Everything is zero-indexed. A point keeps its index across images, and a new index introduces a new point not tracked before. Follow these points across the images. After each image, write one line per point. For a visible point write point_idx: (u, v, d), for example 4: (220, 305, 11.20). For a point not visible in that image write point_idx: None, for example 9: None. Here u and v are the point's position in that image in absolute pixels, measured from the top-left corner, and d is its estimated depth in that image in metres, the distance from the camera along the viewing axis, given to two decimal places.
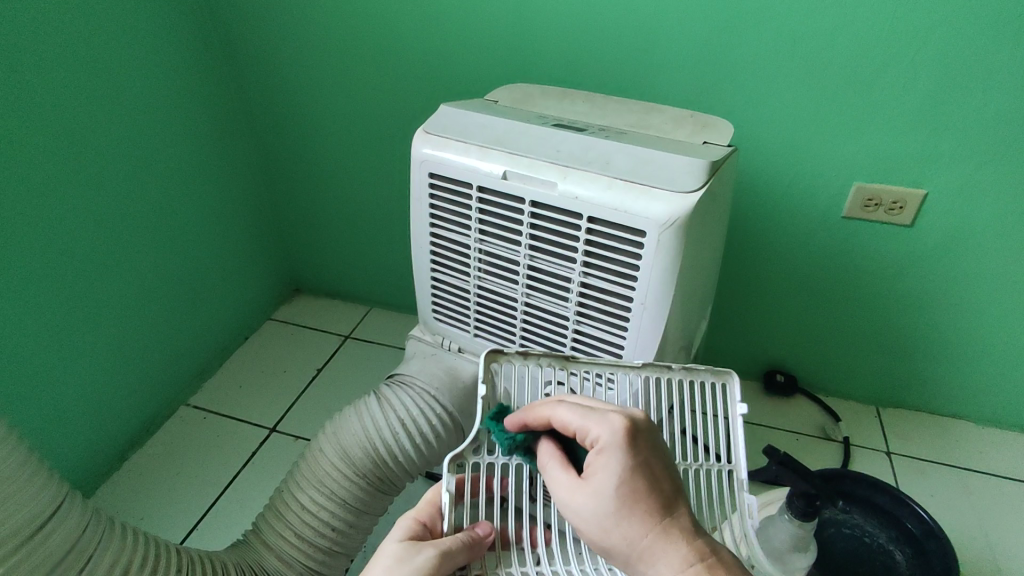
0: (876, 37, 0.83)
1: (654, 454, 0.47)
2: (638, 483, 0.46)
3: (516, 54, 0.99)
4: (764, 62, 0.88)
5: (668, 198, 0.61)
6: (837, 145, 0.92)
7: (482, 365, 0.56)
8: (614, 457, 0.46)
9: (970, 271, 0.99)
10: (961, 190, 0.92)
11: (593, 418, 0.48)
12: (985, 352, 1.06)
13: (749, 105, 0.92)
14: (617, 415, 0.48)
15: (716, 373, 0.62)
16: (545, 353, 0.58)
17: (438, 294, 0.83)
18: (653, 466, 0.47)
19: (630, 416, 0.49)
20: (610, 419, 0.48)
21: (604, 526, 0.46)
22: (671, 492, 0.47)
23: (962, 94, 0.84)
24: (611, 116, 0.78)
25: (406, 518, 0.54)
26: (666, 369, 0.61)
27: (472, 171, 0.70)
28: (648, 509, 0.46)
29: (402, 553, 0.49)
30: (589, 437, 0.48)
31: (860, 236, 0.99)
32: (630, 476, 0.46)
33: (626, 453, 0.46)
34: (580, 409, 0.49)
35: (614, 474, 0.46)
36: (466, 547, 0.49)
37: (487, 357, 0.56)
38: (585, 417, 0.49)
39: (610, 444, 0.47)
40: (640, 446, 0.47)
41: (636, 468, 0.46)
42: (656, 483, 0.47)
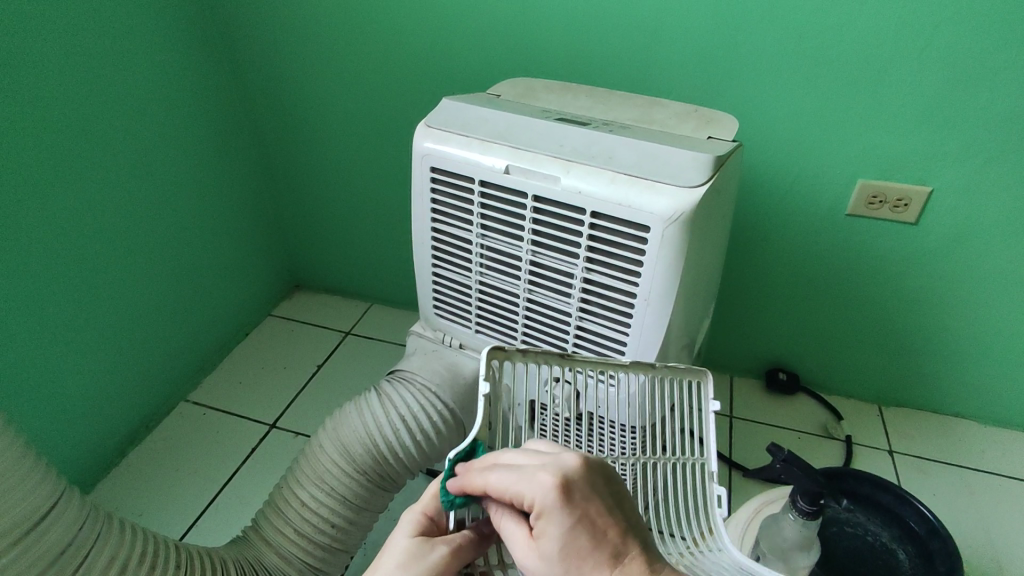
0: (882, 32, 0.82)
1: (596, 504, 0.44)
2: (582, 541, 0.43)
3: (518, 48, 0.98)
4: (768, 57, 0.87)
5: (672, 194, 0.60)
6: (842, 142, 0.91)
7: (484, 363, 0.53)
8: (551, 519, 0.43)
9: (975, 270, 0.98)
10: (967, 186, 0.91)
11: (522, 482, 0.44)
12: (990, 351, 1.05)
13: (753, 101, 0.91)
14: (546, 475, 0.44)
15: (693, 372, 0.64)
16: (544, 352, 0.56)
17: (440, 289, 0.82)
18: (595, 520, 0.43)
19: (561, 469, 0.44)
20: (541, 478, 0.44)
21: None
22: (623, 538, 0.44)
23: (969, 90, 0.83)
24: (615, 111, 0.77)
25: (412, 511, 0.52)
26: (649, 369, 0.61)
27: (474, 165, 0.70)
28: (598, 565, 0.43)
29: (413, 552, 0.48)
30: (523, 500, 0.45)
31: (864, 234, 0.99)
32: (572, 535, 0.43)
33: (562, 513, 0.43)
34: (506, 476, 0.45)
35: (556, 538, 0.43)
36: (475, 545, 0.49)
37: (488, 354, 0.54)
38: (515, 481, 0.45)
39: (546, 505, 0.43)
40: (578, 501, 0.43)
41: (576, 526, 0.43)
42: (602, 535, 0.43)
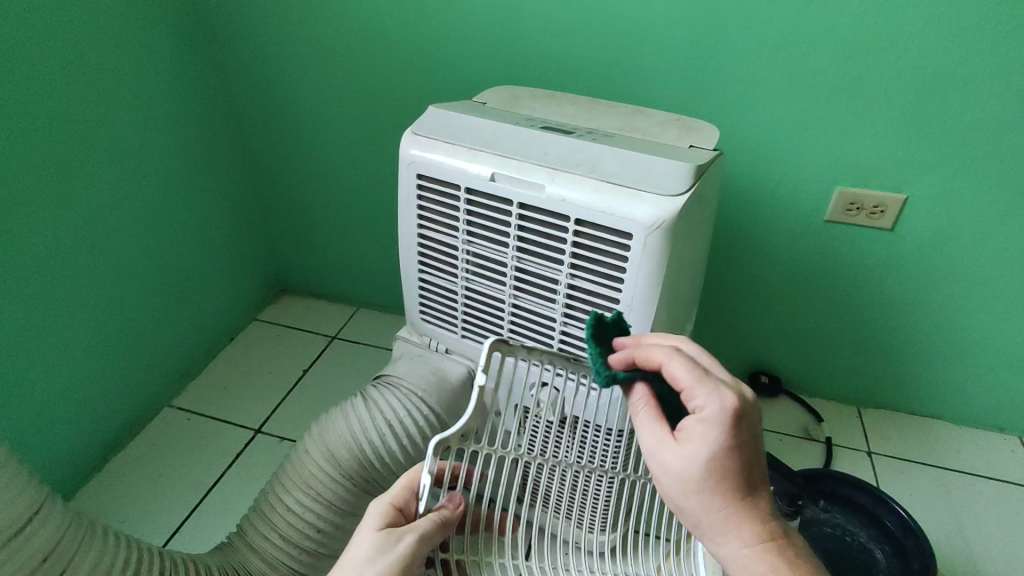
0: (856, 44, 0.84)
1: (754, 438, 0.48)
2: (730, 463, 0.47)
3: (504, 55, 0.99)
4: (746, 68, 0.89)
5: (654, 201, 0.62)
6: (819, 150, 0.94)
7: (484, 354, 0.55)
8: (715, 433, 0.47)
9: (948, 274, 1.01)
10: (940, 194, 0.93)
11: (701, 388, 0.48)
12: (966, 353, 1.08)
13: (734, 110, 0.93)
14: (729, 393, 0.47)
15: None
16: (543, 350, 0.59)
17: (426, 295, 0.83)
18: (750, 445, 0.48)
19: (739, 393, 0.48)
20: (722, 395, 0.47)
21: (685, 488, 0.48)
22: (761, 469, 0.49)
23: (940, 100, 0.86)
24: (599, 119, 0.78)
25: (381, 502, 0.54)
26: None
27: (460, 173, 0.70)
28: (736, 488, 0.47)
29: (382, 544, 0.50)
30: (693, 402, 0.49)
31: (842, 239, 1.01)
32: (726, 453, 0.47)
33: (728, 431, 0.46)
34: (690, 374, 0.49)
35: (714, 449, 0.47)
36: (440, 527, 0.52)
37: (489, 347, 0.55)
38: (695, 382, 0.49)
39: (713, 418, 0.47)
40: (743, 430, 0.47)
41: (734, 447, 0.47)
42: (746, 466, 0.47)
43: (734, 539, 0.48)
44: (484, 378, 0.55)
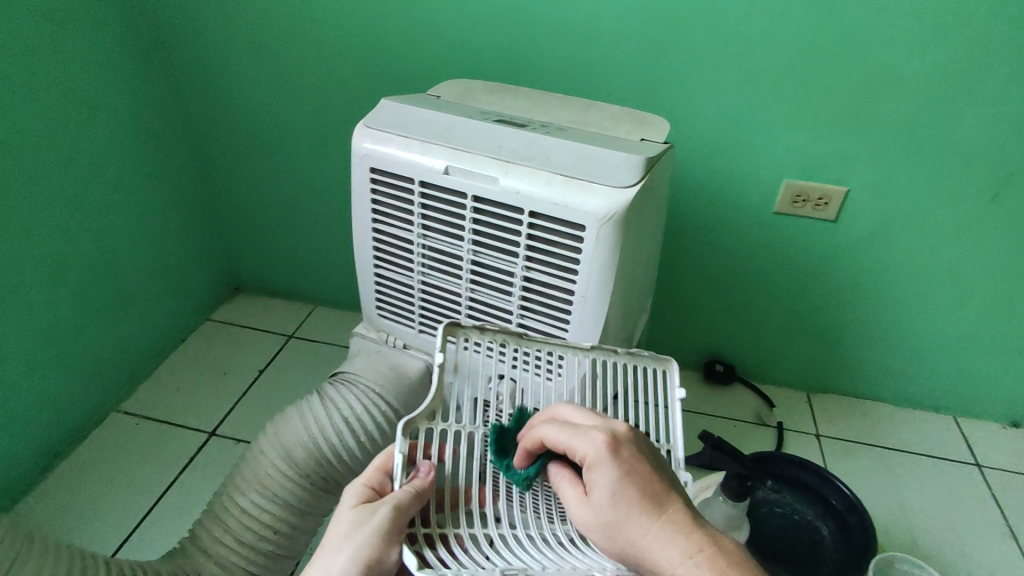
0: (801, 41, 0.87)
1: (640, 459, 0.49)
2: (630, 491, 0.47)
3: (459, 49, 0.98)
4: (697, 63, 0.91)
5: (606, 193, 0.63)
6: (766, 143, 0.97)
7: (439, 337, 0.58)
8: (605, 469, 0.48)
9: (888, 263, 1.05)
10: (879, 186, 0.98)
11: (576, 437, 0.51)
12: (905, 338, 1.14)
13: (685, 105, 0.95)
14: (598, 431, 0.50)
15: (657, 360, 0.65)
16: (499, 327, 0.61)
17: (382, 290, 0.82)
18: (645, 472, 0.48)
19: (611, 431, 0.51)
20: (592, 435, 0.50)
21: (610, 535, 0.47)
22: (670, 490, 0.48)
23: (878, 96, 0.90)
24: (552, 113, 0.79)
25: (356, 483, 0.55)
26: (611, 353, 0.64)
27: (414, 166, 0.70)
28: (650, 512, 0.47)
29: (360, 519, 0.51)
30: (577, 456, 0.50)
31: (789, 230, 1.05)
32: (621, 483, 0.47)
33: (612, 462, 0.48)
34: (563, 431, 0.52)
35: (609, 485, 0.47)
36: (416, 498, 0.51)
37: (442, 331, 0.59)
38: (569, 435, 0.51)
39: (596, 457, 0.49)
40: (624, 456, 0.48)
41: (625, 475, 0.48)
42: (647, 487, 0.48)
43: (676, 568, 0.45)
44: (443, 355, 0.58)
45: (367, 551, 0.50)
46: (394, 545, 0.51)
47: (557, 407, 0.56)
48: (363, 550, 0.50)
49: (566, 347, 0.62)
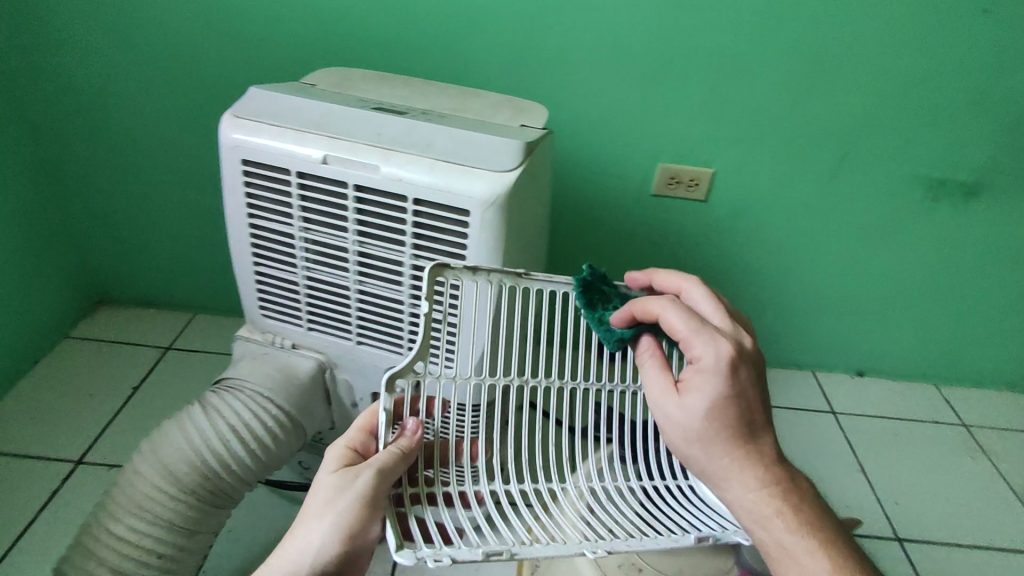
0: (664, 32, 0.94)
1: (751, 384, 0.55)
2: (727, 410, 0.55)
3: (335, 36, 0.95)
4: (572, 52, 0.96)
5: (488, 178, 0.64)
6: (640, 129, 1.03)
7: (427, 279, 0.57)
8: (713, 381, 0.54)
9: (752, 237, 1.16)
10: (740, 167, 1.07)
11: (700, 341, 0.56)
12: (770, 305, 1.27)
13: (564, 92, 0.99)
14: (724, 344, 0.55)
15: (680, 286, 0.67)
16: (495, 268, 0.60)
17: (265, 289, 0.78)
18: (750, 394, 0.55)
19: (734, 343, 0.56)
20: (718, 346, 0.55)
21: (687, 435, 0.56)
22: (763, 419, 0.56)
23: (733, 84, 0.98)
24: (433, 101, 0.79)
25: (338, 446, 0.60)
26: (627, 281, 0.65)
27: (289, 156, 0.67)
28: (739, 434, 0.55)
29: (342, 481, 0.56)
30: (692, 351, 0.56)
31: (666, 211, 1.12)
32: (723, 400, 0.54)
33: (723, 379, 0.54)
34: (693, 327, 0.56)
35: (715, 397, 0.54)
36: (398, 458, 0.56)
37: (430, 270, 0.58)
38: (693, 334, 0.56)
39: (709, 368, 0.55)
40: (737, 377, 0.55)
41: (728, 396, 0.54)
42: (746, 411, 0.55)
43: (738, 484, 0.55)
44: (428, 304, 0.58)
45: (351, 515, 0.54)
46: (374, 511, 0.55)
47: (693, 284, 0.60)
48: (348, 511, 0.54)
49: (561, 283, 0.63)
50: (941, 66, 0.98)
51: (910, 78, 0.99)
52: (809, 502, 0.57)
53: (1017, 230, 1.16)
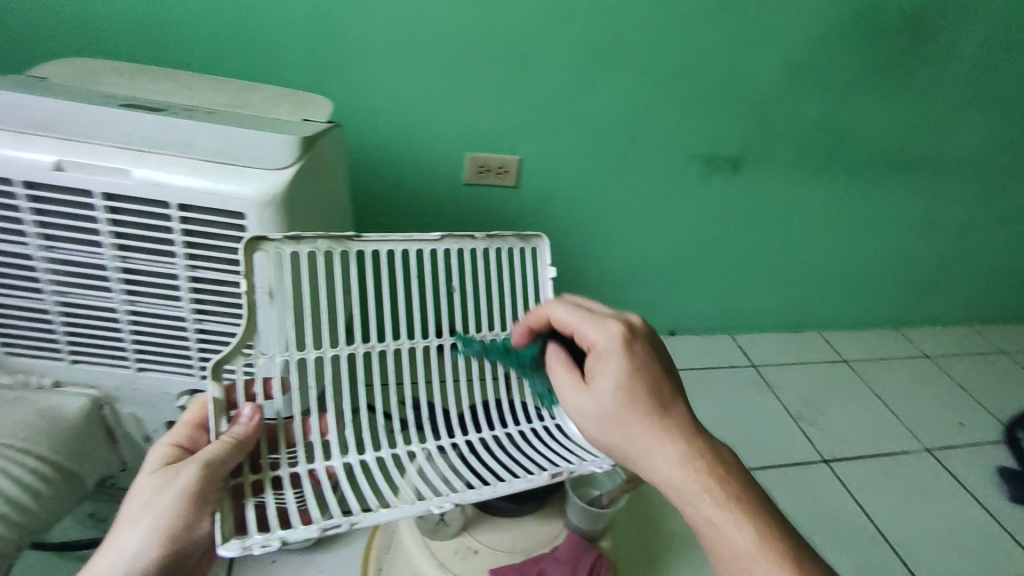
0: (454, 24, 0.95)
1: (650, 359, 0.61)
2: (636, 384, 0.59)
3: (85, 24, 0.84)
4: (364, 43, 0.94)
5: (262, 177, 0.60)
6: (444, 121, 1.05)
7: (241, 253, 0.56)
8: (614, 360, 0.60)
9: (562, 217, 1.25)
10: (543, 153, 1.14)
11: (595, 328, 0.62)
12: (587, 278, 1.38)
13: (361, 85, 0.97)
14: (616, 327, 0.61)
15: (526, 238, 0.76)
16: (321, 235, 0.61)
17: (8, 322, 0.66)
18: (652, 369, 0.60)
19: (626, 326, 0.62)
20: (611, 329, 0.61)
21: (600, 420, 0.60)
22: (672, 393, 0.60)
23: (526, 74, 1.03)
24: (201, 95, 0.72)
25: (163, 445, 0.62)
26: (468, 238, 0.71)
27: (11, 164, 0.57)
28: (652, 408, 0.59)
29: (166, 479, 0.57)
30: (589, 339, 0.62)
31: (481, 199, 1.16)
32: (629, 376, 0.59)
33: (623, 355, 0.60)
34: (590, 321, 0.63)
35: (618, 375, 0.59)
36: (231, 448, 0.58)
37: (245, 245, 0.57)
38: (588, 325, 0.63)
39: (608, 348, 0.60)
40: (634, 352, 0.60)
41: (633, 370, 0.59)
42: (651, 384, 0.59)
43: (659, 458, 0.58)
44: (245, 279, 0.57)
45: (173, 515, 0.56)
46: (200, 507, 0.56)
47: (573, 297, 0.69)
48: (170, 512, 0.55)
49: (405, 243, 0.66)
50: (701, 56, 1.10)
51: (678, 67, 1.10)
52: (730, 468, 0.59)
53: (773, 196, 1.37)
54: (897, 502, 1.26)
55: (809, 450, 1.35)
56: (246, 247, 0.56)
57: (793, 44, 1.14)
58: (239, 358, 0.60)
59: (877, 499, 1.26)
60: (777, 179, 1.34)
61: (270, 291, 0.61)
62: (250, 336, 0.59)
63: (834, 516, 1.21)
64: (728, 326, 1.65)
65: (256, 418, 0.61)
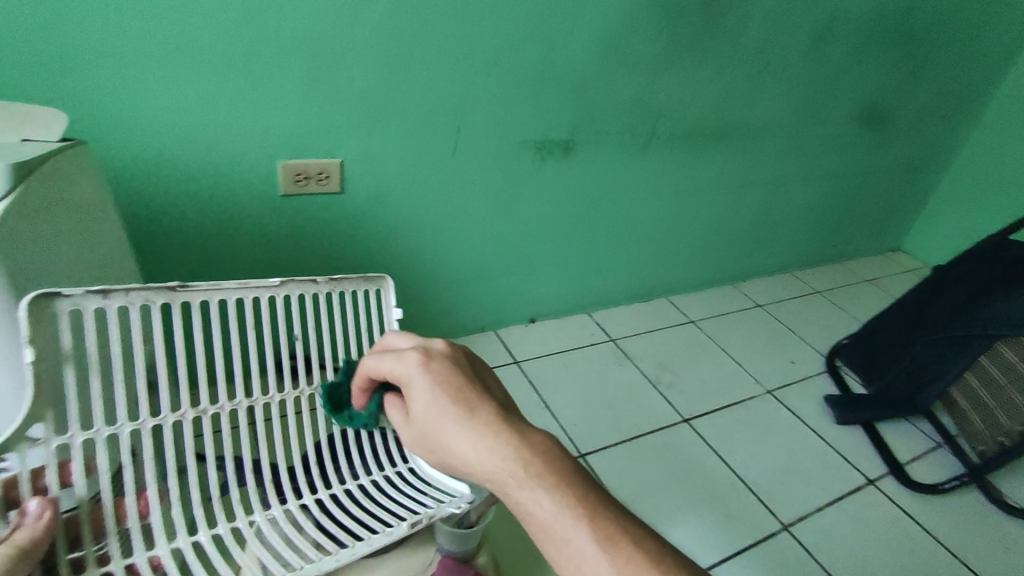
0: (232, 19, 0.83)
1: (451, 372, 0.54)
2: (441, 400, 0.52)
3: None
4: (119, 46, 0.78)
5: None
6: (243, 128, 0.92)
7: (23, 314, 0.47)
8: (418, 384, 0.53)
9: (401, 219, 1.18)
10: (365, 154, 1.06)
11: (394, 360, 0.56)
12: (439, 276, 1.33)
13: (127, 95, 0.82)
14: (411, 352, 0.55)
15: (371, 281, 0.73)
16: (133, 286, 0.54)
17: None
18: (454, 380, 0.54)
19: (425, 348, 0.56)
20: (407, 355, 0.55)
21: (431, 450, 0.53)
22: (477, 394, 0.53)
23: (330, 70, 0.94)
24: None
25: None
26: (314, 285, 0.67)
27: None
28: (456, 416, 0.51)
29: None
30: (395, 375, 0.56)
31: (304, 208, 1.05)
32: (432, 395, 0.52)
33: (424, 376, 0.53)
34: (384, 359, 0.57)
35: (425, 398, 0.53)
36: (26, 556, 0.46)
37: (29, 303, 0.47)
38: (388, 360, 0.57)
39: (410, 375, 0.54)
40: (434, 371, 0.54)
41: (436, 387, 0.53)
42: (459, 393, 0.53)
43: (474, 462, 0.50)
44: (32, 351, 0.48)
45: None
46: None
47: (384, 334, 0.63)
48: None
49: (227, 292, 0.60)
50: (517, 42, 1.08)
51: (496, 51, 1.07)
52: (549, 452, 0.51)
53: (607, 174, 1.41)
54: (750, 445, 1.36)
55: (669, 412, 1.42)
56: (28, 310, 0.47)
57: (603, 26, 1.15)
58: (24, 445, 0.49)
59: (734, 446, 1.35)
60: (609, 157, 1.37)
61: (66, 357, 0.51)
62: (39, 410, 0.49)
63: (696, 471, 1.27)
64: (584, 305, 1.69)
65: (49, 515, 0.48)
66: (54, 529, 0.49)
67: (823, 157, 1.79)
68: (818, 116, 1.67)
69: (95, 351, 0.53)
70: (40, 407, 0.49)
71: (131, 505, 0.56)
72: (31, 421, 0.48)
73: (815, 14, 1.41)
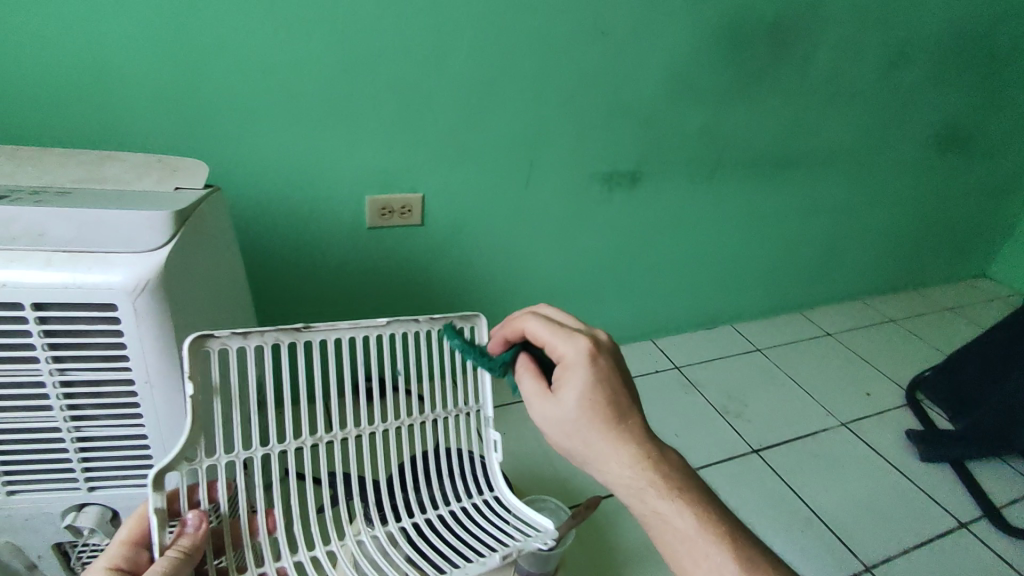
0: (332, 70, 0.92)
1: (613, 369, 0.57)
2: (599, 396, 0.56)
3: None
4: (238, 98, 0.88)
5: (130, 263, 0.54)
6: (337, 167, 1.01)
7: (187, 352, 0.53)
8: (579, 372, 0.56)
9: (475, 249, 1.23)
10: (444, 188, 1.12)
11: (563, 341, 0.58)
12: (508, 303, 1.38)
13: (242, 141, 0.92)
14: (581, 339, 0.58)
15: (468, 318, 0.69)
16: (266, 328, 0.58)
17: None
18: (616, 383, 0.57)
19: (591, 339, 0.59)
20: (577, 340, 0.58)
21: (569, 432, 0.57)
22: (630, 404, 0.57)
23: (415, 112, 1.01)
24: (52, 174, 0.64)
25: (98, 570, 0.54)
26: (412, 323, 0.65)
27: None
28: (611, 419, 0.56)
29: None
30: (556, 353, 0.58)
31: (388, 240, 1.12)
32: (592, 388, 0.56)
33: (588, 367, 0.56)
34: (556, 334, 0.59)
35: (581, 387, 0.55)
36: (187, 559, 0.54)
37: (192, 344, 0.54)
38: (554, 338, 0.59)
39: (575, 360, 0.57)
40: (598, 365, 0.57)
41: (598, 381, 0.56)
42: (615, 396, 0.56)
43: (618, 467, 0.57)
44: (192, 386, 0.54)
45: None
46: None
47: (539, 305, 0.64)
48: None
49: (332, 329, 0.62)
50: (587, 79, 1.13)
51: (568, 90, 1.12)
52: (683, 471, 0.59)
53: (674, 203, 1.42)
54: (825, 479, 1.33)
55: (739, 442, 1.40)
56: (190, 350, 0.54)
57: (671, 61, 1.19)
58: (184, 465, 0.55)
59: (809, 480, 1.32)
60: (675, 186, 1.39)
61: (216, 391, 0.57)
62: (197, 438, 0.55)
63: (770, 504, 1.25)
64: (648, 332, 1.70)
65: (203, 526, 0.56)
66: (206, 540, 0.56)
67: (897, 183, 1.75)
68: (892, 142, 1.63)
69: (237, 384, 0.58)
70: (196, 434, 0.55)
71: (263, 521, 0.61)
72: (189, 449, 0.54)
73: (887, 39, 1.40)
